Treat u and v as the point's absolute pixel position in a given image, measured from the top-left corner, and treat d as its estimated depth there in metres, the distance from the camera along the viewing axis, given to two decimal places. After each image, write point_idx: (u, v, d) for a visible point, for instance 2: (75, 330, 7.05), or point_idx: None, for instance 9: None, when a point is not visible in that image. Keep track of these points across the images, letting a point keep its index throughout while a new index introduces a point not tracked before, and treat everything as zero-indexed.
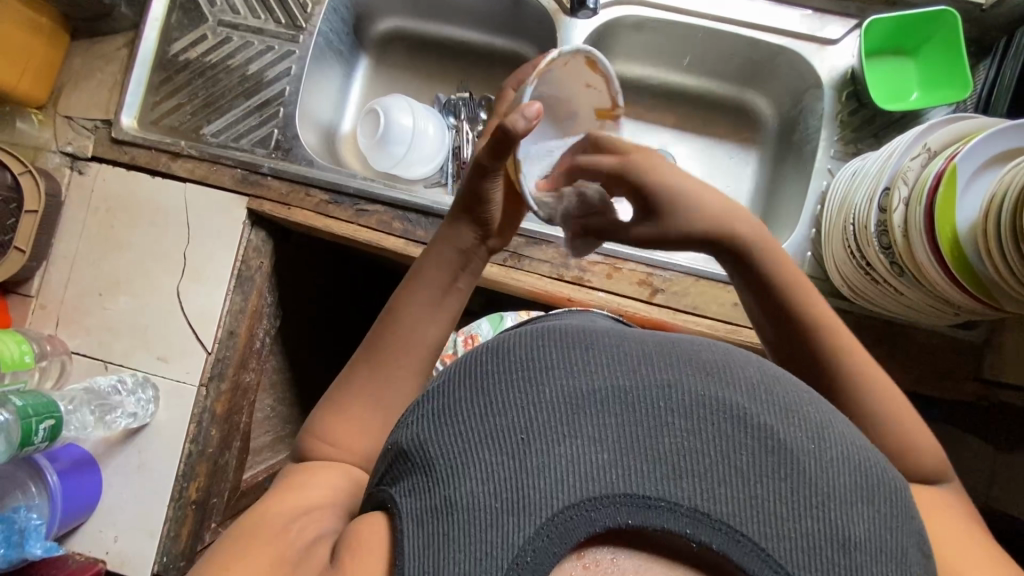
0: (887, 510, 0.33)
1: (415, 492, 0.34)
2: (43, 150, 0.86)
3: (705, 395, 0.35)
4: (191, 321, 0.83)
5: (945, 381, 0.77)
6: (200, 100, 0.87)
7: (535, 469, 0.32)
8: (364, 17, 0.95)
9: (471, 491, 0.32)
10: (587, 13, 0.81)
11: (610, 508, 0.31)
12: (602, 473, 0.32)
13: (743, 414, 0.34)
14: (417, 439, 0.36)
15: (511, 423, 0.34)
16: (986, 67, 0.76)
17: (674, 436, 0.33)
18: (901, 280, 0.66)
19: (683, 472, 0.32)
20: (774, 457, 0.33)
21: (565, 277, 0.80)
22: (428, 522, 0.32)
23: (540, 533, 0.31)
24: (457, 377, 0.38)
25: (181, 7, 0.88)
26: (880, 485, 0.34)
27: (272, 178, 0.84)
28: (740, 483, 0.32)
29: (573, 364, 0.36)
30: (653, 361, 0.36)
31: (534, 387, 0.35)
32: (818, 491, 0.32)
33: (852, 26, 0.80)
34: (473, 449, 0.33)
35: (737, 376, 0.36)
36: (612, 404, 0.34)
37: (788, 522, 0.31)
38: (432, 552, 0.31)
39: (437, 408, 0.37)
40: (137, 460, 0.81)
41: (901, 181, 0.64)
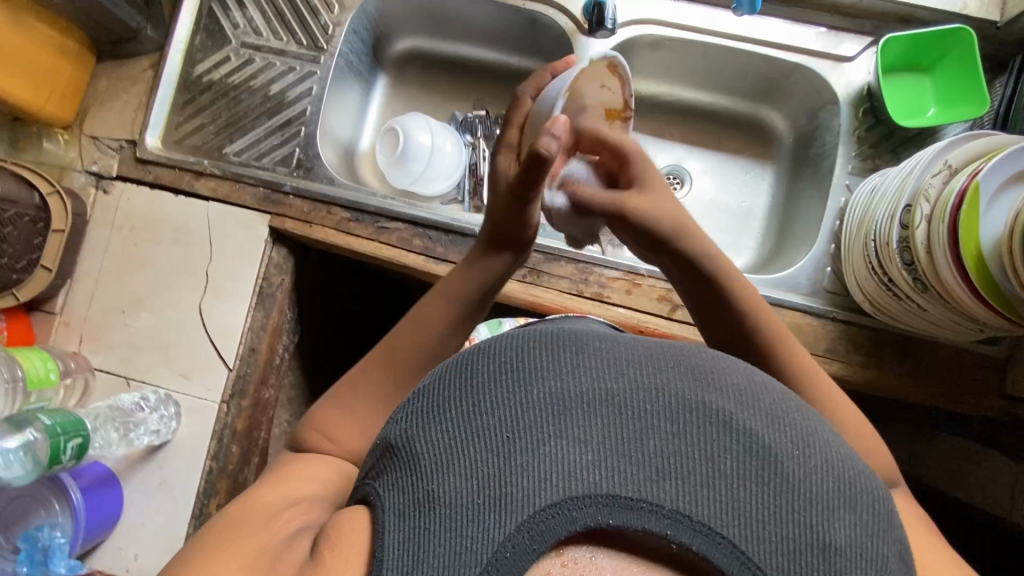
0: (871, 517, 0.33)
1: (397, 487, 0.34)
2: (69, 169, 0.87)
3: (692, 399, 0.35)
4: (214, 338, 0.83)
5: (968, 398, 0.76)
6: (223, 120, 0.89)
7: (517, 469, 0.32)
8: (382, 37, 0.96)
9: (454, 488, 0.32)
10: (605, 32, 0.82)
11: (592, 507, 0.32)
12: (585, 473, 0.32)
13: (730, 419, 0.34)
14: (404, 434, 0.36)
15: (496, 423, 0.34)
16: (1002, 84, 0.77)
17: (659, 439, 0.34)
18: (925, 296, 0.66)
19: (667, 474, 0.33)
20: (758, 461, 0.33)
21: (585, 293, 0.80)
22: (409, 517, 0.33)
23: (520, 530, 0.31)
24: (446, 376, 0.38)
25: (205, 30, 0.90)
26: (866, 495, 0.34)
27: (294, 197, 0.85)
28: (723, 486, 0.33)
29: (561, 366, 0.36)
30: (642, 365, 0.37)
31: (522, 388, 0.35)
32: (803, 495, 0.32)
33: (866, 43, 0.80)
34: (459, 448, 0.34)
35: (725, 381, 0.36)
36: (599, 405, 0.35)
37: (770, 525, 0.32)
38: (412, 547, 0.32)
39: (425, 406, 0.37)
40: (159, 477, 0.81)
41: (923, 198, 0.64)
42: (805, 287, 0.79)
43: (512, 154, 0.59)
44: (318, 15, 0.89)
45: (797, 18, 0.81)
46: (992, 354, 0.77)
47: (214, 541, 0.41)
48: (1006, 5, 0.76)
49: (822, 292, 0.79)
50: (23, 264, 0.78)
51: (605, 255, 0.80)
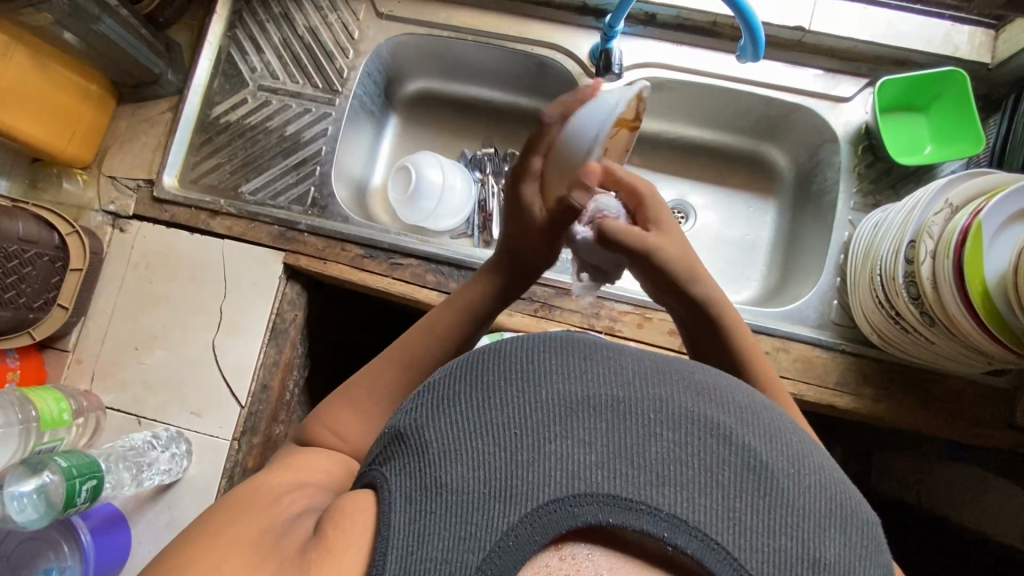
0: (859, 539, 0.35)
1: (404, 472, 0.35)
2: (87, 209, 0.89)
3: (694, 412, 0.37)
4: (227, 375, 0.84)
5: (978, 429, 0.77)
6: (240, 160, 0.91)
7: (523, 463, 0.34)
8: (393, 79, 1.00)
9: (460, 476, 0.34)
10: (612, 76, 0.84)
11: (592, 505, 0.33)
12: (589, 473, 0.34)
13: (730, 432, 0.36)
14: (414, 422, 0.38)
15: (505, 419, 0.36)
16: (996, 122, 0.80)
17: (661, 446, 0.35)
18: (932, 330, 0.68)
19: (666, 480, 0.34)
20: (755, 475, 0.35)
21: (596, 326, 0.81)
22: (415, 501, 0.34)
23: (523, 522, 0.32)
24: (458, 373, 0.40)
25: (223, 74, 0.93)
26: (855, 518, 0.35)
27: (309, 234, 0.86)
28: (719, 495, 0.34)
29: (570, 370, 0.38)
30: (648, 376, 0.38)
31: (532, 388, 0.37)
32: (795, 512, 0.34)
33: (863, 84, 0.83)
34: (468, 440, 0.35)
35: (727, 398, 0.39)
36: (605, 410, 0.36)
37: (762, 536, 0.33)
38: (416, 529, 0.33)
39: (437, 398, 0.39)
40: (168, 517, 0.80)
41: (926, 235, 0.66)
42: (813, 320, 0.81)
43: (535, 183, 0.60)
44: (333, 59, 0.92)
45: (795, 61, 0.84)
46: (999, 385, 0.78)
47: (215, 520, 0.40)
48: (997, 47, 0.79)
49: (830, 324, 0.81)
50: (40, 303, 0.79)
51: (616, 289, 0.81)
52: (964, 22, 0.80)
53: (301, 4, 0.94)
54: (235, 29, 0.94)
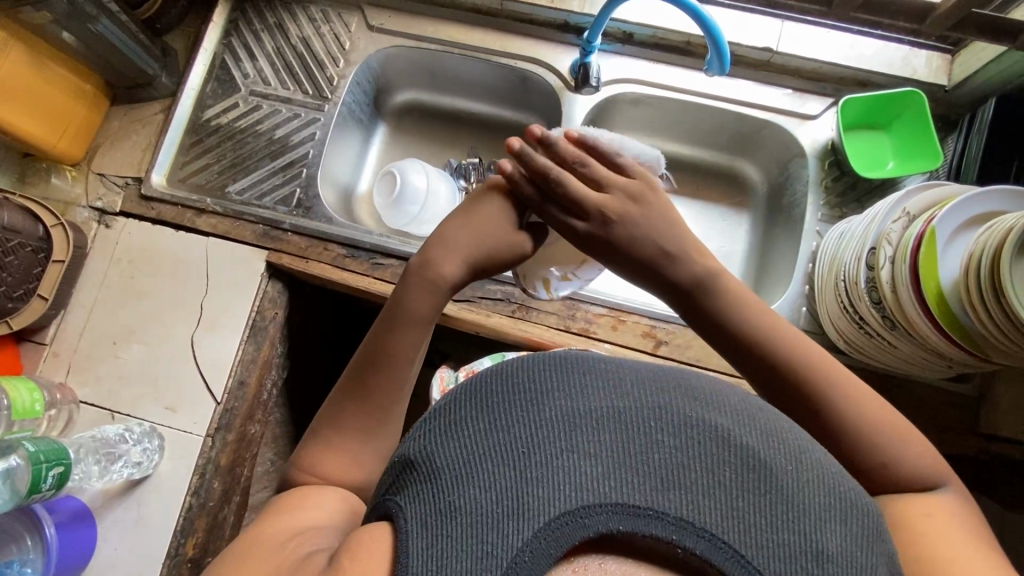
0: (861, 529, 0.35)
1: (419, 500, 0.36)
2: (74, 205, 0.90)
3: (692, 418, 0.37)
4: (203, 370, 0.84)
5: (944, 436, 0.79)
6: (228, 161, 0.93)
7: (533, 479, 0.34)
8: (383, 90, 1.03)
9: (473, 497, 0.34)
10: (590, 89, 0.89)
11: (601, 515, 0.33)
12: (596, 484, 0.34)
13: (727, 435, 0.36)
14: (426, 450, 0.38)
15: (512, 437, 0.36)
16: (954, 140, 0.83)
17: (663, 453, 0.35)
18: (893, 333, 0.70)
19: (671, 484, 0.34)
20: (754, 474, 0.35)
21: (571, 328, 0.82)
22: (433, 526, 0.34)
23: (537, 536, 0.33)
24: (461, 398, 0.40)
25: (217, 78, 0.96)
26: (857, 509, 0.35)
27: (292, 234, 0.88)
28: (723, 495, 0.34)
29: (570, 387, 0.39)
30: (646, 387, 0.39)
31: (535, 407, 0.38)
32: (796, 506, 0.34)
33: (828, 103, 0.88)
34: (477, 461, 0.36)
35: (723, 403, 0.39)
36: (607, 422, 0.37)
37: (766, 532, 0.33)
38: (435, 553, 0.33)
39: (443, 423, 0.39)
40: (136, 514, 0.79)
41: (885, 241, 0.68)
42: None
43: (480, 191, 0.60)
44: (324, 68, 0.95)
45: (765, 80, 0.88)
46: (963, 393, 0.80)
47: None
48: (953, 70, 0.83)
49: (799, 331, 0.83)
50: (20, 294, 0.79)
51: (591, 292, 0.83)
52: (922, 47, 0.85)
53: (296, 15, 0.98)
54: (231, 37, 0.98)
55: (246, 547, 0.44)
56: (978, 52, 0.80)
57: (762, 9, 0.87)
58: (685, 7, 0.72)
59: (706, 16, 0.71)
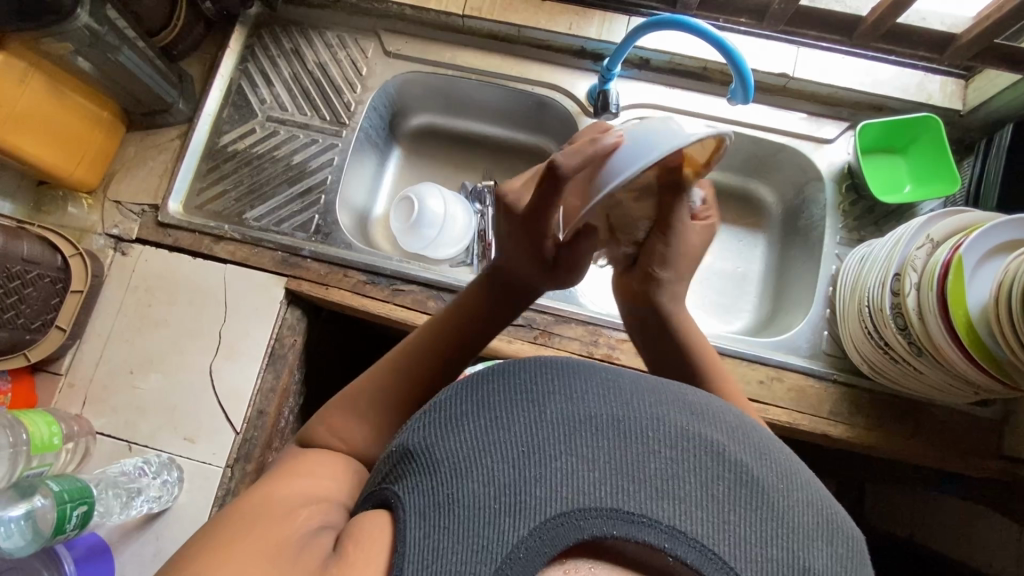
0: (846, 552, 0.37)
1: (416, 490, 0.37)
2: (89, 232, 0.89)
3: (690, 431, 0.39)
4: (222, 400, 0.83)
5: (970, 459, 0.78)
6: (245, 187, 0.93)
7: (532, 478, 0.35)
8: (398, 114, 1.03)
9: (472, 491, 0.35)
10: (610, 116, 0.88)
11: (597, 518, 0.34)
12: (592, 488, 0.35)
13: (722, 450, 0.38)
14: (425, 442, 0.39)
15: (515, 438, 0.38)
16: (970, 163, 0.84)
17: (659, 462, 0.37)
18: (919, 359, 0.70)
19: (665, 493, 0.36)
20: (746, 489, 0.37)
21: (595, 354, 0.82)
22: (431, 516, 0.35)
23: (533, 534, 0.34)
24: (465, 396, 0.42)
25: (233, 104, 0.96)
26: (840, 532, 0.38)
27: (311, 260, 0.87)
28: (714, 508, 0.36)
29: (572, 393, 0.41)
30: (646, 398, 0.41)
31: (537, 410, 0.40)
32: (785, 524, 0.36)
33: (845, 128, 0.88)
34: (478, 458, 0.37)
35: (719, 419, 0.41)
36: (606, 428, 0.38)
37: (755, 546, 0.35)
38: (432, 543, 0.34)
39: (445, 418, 0.41)
40: (154, 547, 0.78)
41: (910, 268, 0.69)
42: (805, 350, 0.83)
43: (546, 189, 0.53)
44: (341, 94, 0.96)
45: (781, 105, 0.89)
46: (985, 415, 0.79)
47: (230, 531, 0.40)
48: (967, 95, 0.84)
49: (821, 354, 0.83)
50: (38, 325, 0.78)
51: (613, 316, 0.83)
52: (936, 72, 0.86)
53: (312, 42, 0.98)
54: (247, 63, 0.98)
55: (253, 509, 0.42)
56: (992, 78, 0.81)
57: (778, 35, 0.88)
58: (708, 38, 0.72)
59: (730, 46, 0.71)
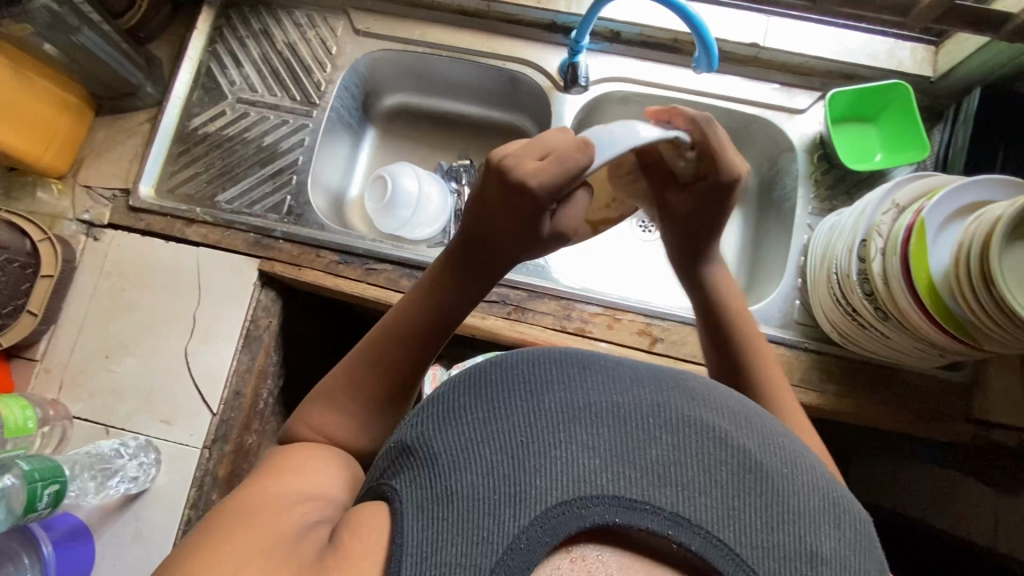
0: (852, 534, 0.37)
1: (415, 483, 0.38)
2: (61, 218, 0.89)
3: (690, 416, 0.40)
4: (198, 381, 0.83)
5: (939, 423, 0.79)
6: (217, 170, 0.92)
7: (532, 468, 0.36)
8: (371, 94, 1.03)
9: (471, 482, 0.36)
10: (579, 89, 0.89)
11: (599, 507, 0.35)
12: (593, 476, 0.36)
13: (723, 436, 0.39)
14: (424, 436, 0.40)
15: (513, 428, 0.38)
16: (940, 130, 0.84)
17: (659, 449, 0.38)
18: (886, 324, 0.70)
19: (667, 480, 0.36)
20: (750, 475, 0.37)
21: (568, 328, 0.83)
22: (430, 509, 0.36)
23: (534, 523, 0.34)
24: (463, 388, 0.42)
25: (203, 87, 0.95)
26: (847, 514, 0.38)
27: (284, 241, 0.87)
28: (718, 494, 0.36)
29: (569, 381, 0.41)
30: (645, 386, 0.41)
31: (536, 399, 0.40)
32: (790, 508, 0.36)
33: (816, 98, 0.88)
34: (476, 449, 0.38)
35: (720, 405, 0.41)
36: (606, 416, 0.39)
37: (761, 532, 0.35)
38: (432, 535, 0.35)
39: (442, 411, 0.42)
40: (134, 528, 0.79)
41: (875, 233, 0.69)
42: (777, 319, 0.83)
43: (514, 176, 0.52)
44: (311, 74, 0.95)
45: (752, 76, 0.89)
46: (955, 380, 0.80)
47: (225, 529, 0.40)
48: (938, 61, 0.84)
49: (793, 324, 0.83)
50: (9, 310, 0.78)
51: (586, 291, 0.83)
52: (907, 39, 0.86)
53: (281, 21, 0.97)
54: (216, 45, 0.97)
55: (251, 506, 0.43)
56: (961, 44, 0.81)
57: (748, 5, 0.87)
58: (670, 6, 0.71)
59: (693, 14, 0.70)
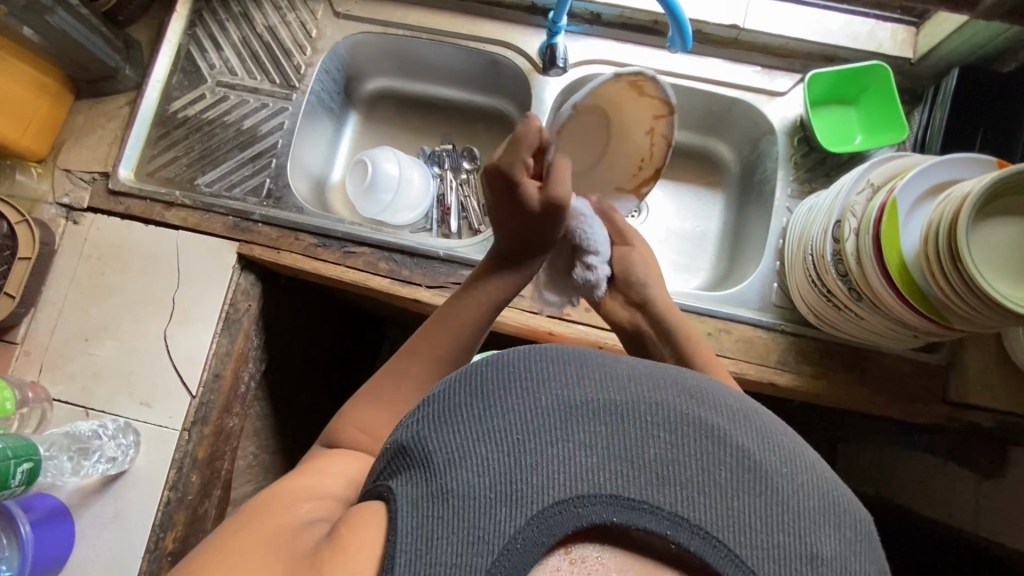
0: (854, 535, 0.37)
1: (411, 482, 0.37)
2: (40, 202, 0.89)
3: (689, 414, 0.39)
4: (176, 364, 0.83)
5: (915, 405, 0.79)
6: (196, 153, 0.92)
7: (528, 467, 0.36)
8: (353, 78, 1.02)
9: (466, 482, 0.35)
10: (558, 70, 0.88)
11: (597, 505, 0.35)
12: (590, 475, 0.36)
13: (722, 434, 0.38)
14: (418, 434, 0.39)
15: (508, 426, 0.37)
16: (919, 112, 0.84)
17: (657, 448, 0.37)
18: (860, 305, 0.70)
19: (665, 480, 0.36)
20: (750, 475, 0.37)
21: (546, 310, 0.83)
22: (425, 507, 0.35)
23: (531, 524, 0.34)
24: (458, 383, 0.41)
25: (182, 70, 0.95)
26: (848, 514, 0.38)
27: (262, 224, 0.87)
28: (717, 494, 0.36)
29: (567, 377, 0.40)
30: (644, 382, 0.40)
31: (532, 396, 0.39)
32: (789, 508, 0.36)
33: (797, 79, 0.88)
34: (472, 448, 0.37)
35: (720, 402, 0.40)
36: (604, 414, 0.38)
37: (760, 533, 0.35)
38: (427, 534, 0.34)
39: (436, 407, 0.40)
40: (113, 509, 0.80)
41: (849, 214, 0.68)
42: (755, 303, 0.83)
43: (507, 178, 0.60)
44: (291, 57, 0.94)
45: (733, 58, 0.88)
46: (931, 362, 0.79)
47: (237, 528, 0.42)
48: (918, 42, 0.84)
49: (771, 306, 0.83)
50: None
51: None
52: (887, 20, 0.85)
53: (261, 4, 0.96)
54: (196, 28, 0.96)
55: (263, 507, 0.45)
56: (941, 24, 0.80)
57: None
58: None
59: None
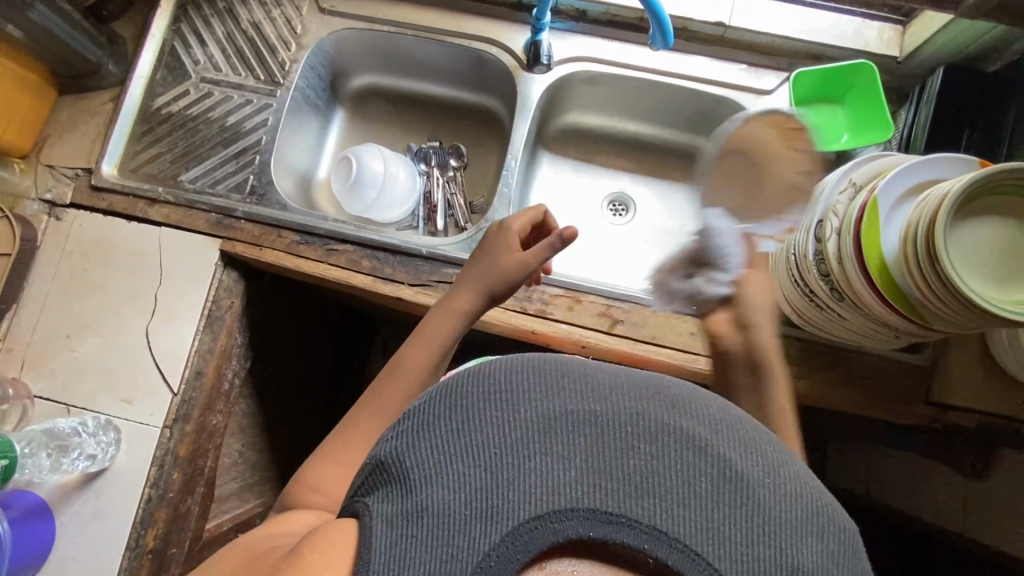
0: (837, 547, 0.34)
1: (388, 499, 0.35)
2: (23, 198, 0.88)
3: (671, 424, 0.36)
4: (158, 361, 0.83)
5: (897, 406, 0.78)
6: (180, 150, 0.92)
7: (503, 481, 0.33)
8: (339, 75, 1.02)
9: (440, 498, 0.33)
10: (542, 68, 0.89)
11: (572, 520, 0.33)
12: (566, 488, 0.33)
13: (703, 444, 0.35)
14: (395, 450, 0.37)
15: (484, 439, 0.35)
16: (905, 111, 0.83)
17: (638, 458, 0.35)
18: (842, 305, 0.69)
19: (643, 491, 0.34)
20: (730, 485, 0.34)
21: (528, 309, 0.82)
22: (399, 525, 0.34)
23: (504, 541, 0.32)
24: (437, 395, 0.38)
25: (167, 66, 0.95)
26: (832, 524, 0.35)
27: (244, 221, 0.87)
28: (697, 506, 0.33)
29: (548, 386, 0.37)
30: (626, 390, 0.38)
31: (510, 406, 0.36)
32: (771, 520, 0.33)
33: (783, 78, 0.87)
34: (447, 462, 0.35)
35: (702, 410, 0.38)
36: (584, 424, 0.35)
37: (740, 545, 0.32)
38: (400, 553, 0.33)
39: (414, 420, 0.38)
40: (94, 505, 0.79)
41: (831, 213, 0.67)
42: None
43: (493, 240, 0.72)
44: (276, 53, 0.94)
45: (719, 56, 0.88)
46: (915, 362, 0.79)
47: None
48: (904, 41, 0.83)
49: None
50: None
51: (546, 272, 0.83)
52: (873, 19, 0.85)
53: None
54: (180, 23, 0.96)
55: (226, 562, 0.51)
56: (927, 22, 0.80)
57: None
58: None
59: None
